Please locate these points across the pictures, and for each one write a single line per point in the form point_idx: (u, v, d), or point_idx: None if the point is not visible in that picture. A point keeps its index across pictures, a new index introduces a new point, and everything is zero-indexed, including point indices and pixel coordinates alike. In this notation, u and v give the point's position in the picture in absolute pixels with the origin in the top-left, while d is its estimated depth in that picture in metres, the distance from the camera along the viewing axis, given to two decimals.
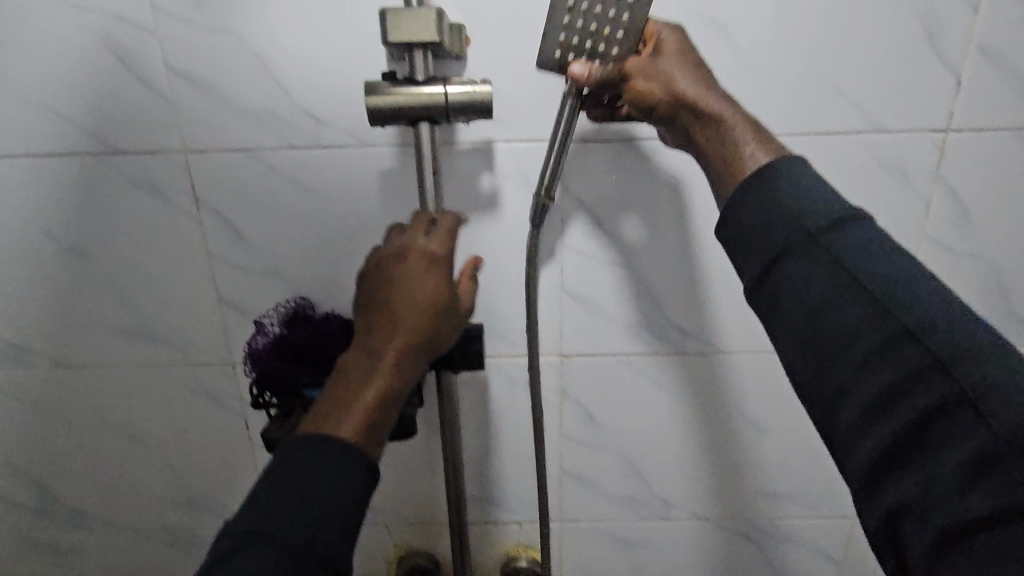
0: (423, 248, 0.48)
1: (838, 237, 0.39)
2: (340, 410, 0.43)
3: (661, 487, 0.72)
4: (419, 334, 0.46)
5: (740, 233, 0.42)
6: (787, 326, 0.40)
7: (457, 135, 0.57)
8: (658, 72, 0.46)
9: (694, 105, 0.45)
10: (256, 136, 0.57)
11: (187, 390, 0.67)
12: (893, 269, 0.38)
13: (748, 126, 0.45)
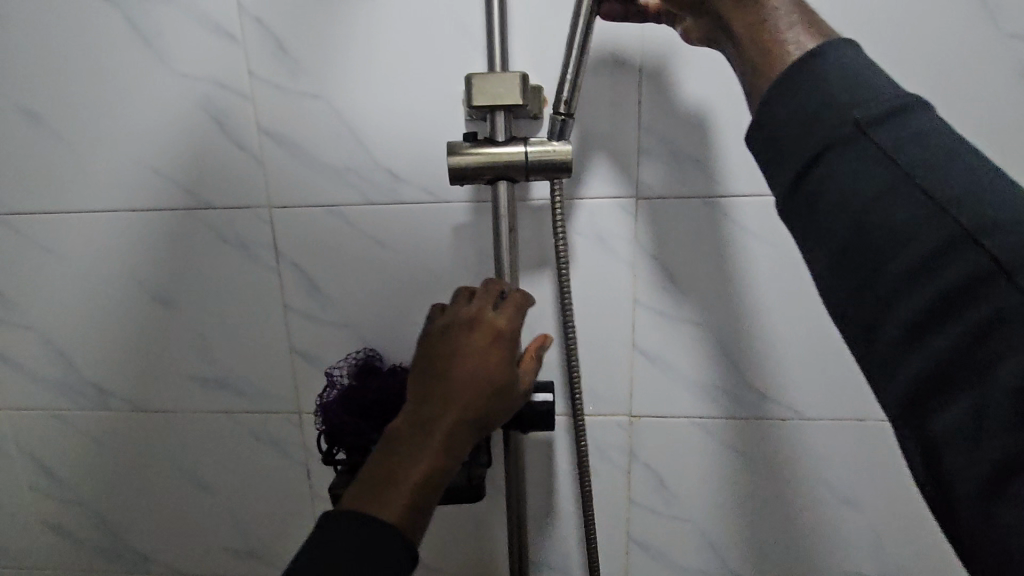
0: (491, 321, 0.46)
1: (894, 126, 0.31)
2: (385, 487, 0.42)
3: (736, 562, 0.66)
4: (474, 415, 0.44)
5: (774, 140, 0.34)
6: (826, 238, 0.32)
7: (532, 192, 0.58)
8: None
9: None
10: (337, 192, 0.59)
11: (254, 437, 0.67)
12: (962, 167, 0.30)
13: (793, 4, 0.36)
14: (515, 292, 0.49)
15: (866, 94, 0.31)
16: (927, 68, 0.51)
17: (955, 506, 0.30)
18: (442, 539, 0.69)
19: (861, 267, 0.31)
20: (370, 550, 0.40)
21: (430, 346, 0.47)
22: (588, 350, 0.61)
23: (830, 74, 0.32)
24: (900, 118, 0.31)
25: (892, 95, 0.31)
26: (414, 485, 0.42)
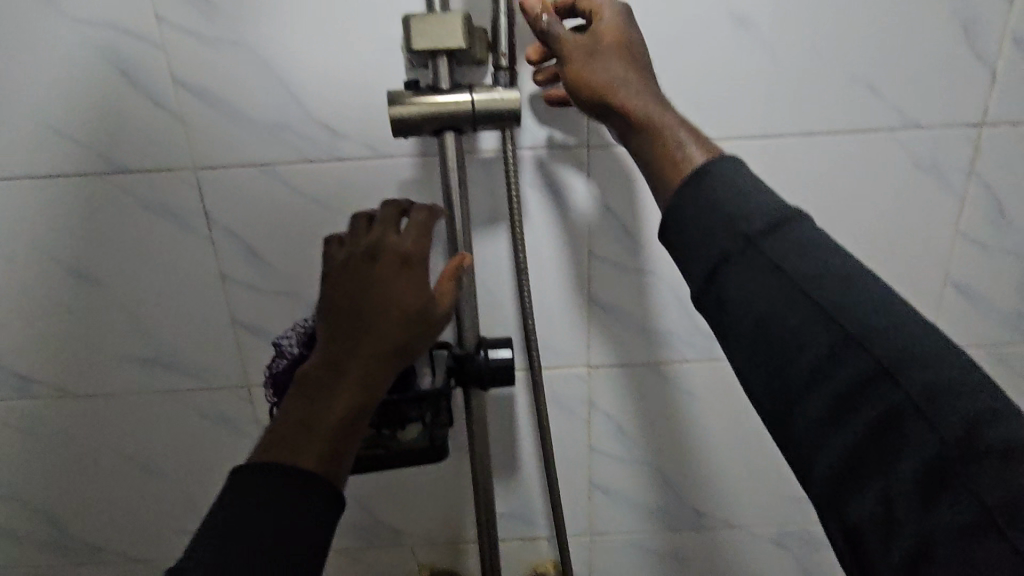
0: (399, 247, 0.44)
1: (778, 240, 0.35)
2: (302, 433, 0.41)
3: (692, 497, 0.69)
4: (389, 348, 0.42)
5: (677, 247, 0.38)
6: (740, 336, 0.35)
7: (480, 144, 0.55)
8: (597, 65, 0.43)
9: (625, 109, 0.42)
10: (269, 150, 0.55)
11: (201, 415, 0.64)
12: (844, 274, 0.34)
13: (684, 130, 0.41)
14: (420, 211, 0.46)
15: (752, 207, 0.35)
16: (866, 6, 0.51)
17: None
18: (409, 499, 0.69)
19: (772, 370, 0.34)
20: (296, 492, 0.39)
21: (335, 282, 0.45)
22: (545, 304, 0.61)
23: (718, 194, 0.36)
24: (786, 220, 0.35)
25: (779, 209, 0.35)
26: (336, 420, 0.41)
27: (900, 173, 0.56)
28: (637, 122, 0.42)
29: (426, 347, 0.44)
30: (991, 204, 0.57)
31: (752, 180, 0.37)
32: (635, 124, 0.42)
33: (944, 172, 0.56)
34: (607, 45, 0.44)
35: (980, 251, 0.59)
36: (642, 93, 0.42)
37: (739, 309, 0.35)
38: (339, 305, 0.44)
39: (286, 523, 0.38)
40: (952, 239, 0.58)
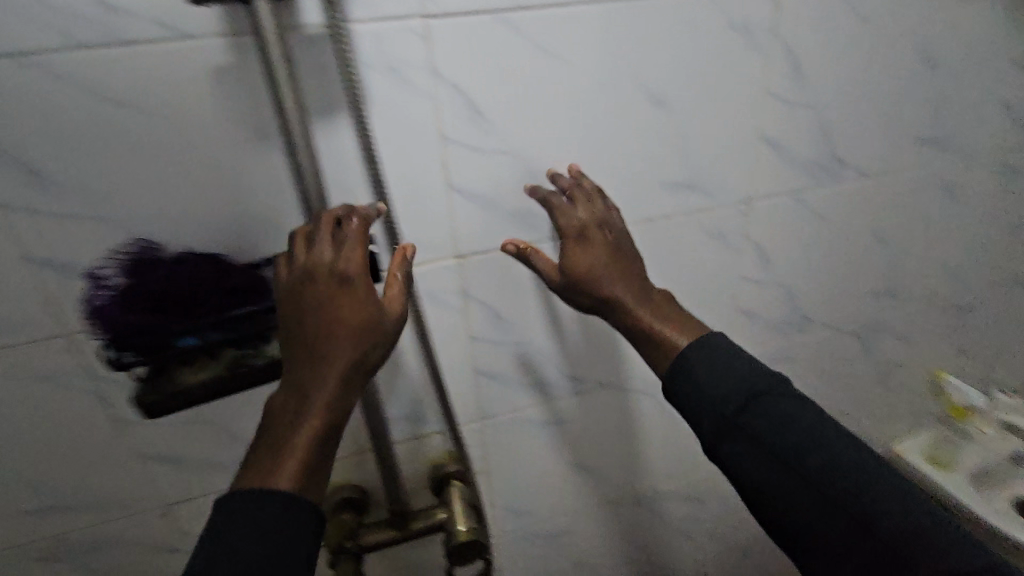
0: (343, 262, 0.47)
1: (750, 416, 0.54)
2: (275, 459, 0.42)
3: (569, 366, 0.75)
4: (347, 363, 0.45)
5: (688, 398, 0.56)
6: (772, 523, 0.54)
7: (304, 18, 0.49)
8: (588, 273, 0.59)
9: (621, 306, 0.59)
10: (25, 34, 0.43)
11: (14, 378, 0.54)
12: (801, 427, 0.53)
13: (655, 317, 0.59)
14: (350, 221, 0.49)
15: (724, 398, 0.54)
16: None
17: None
18: None
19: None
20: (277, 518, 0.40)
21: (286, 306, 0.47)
22: (408, 197, 0.58)
23: (699, 365, 0.56)
24: (784, 471, 0.52)
25: (751, 384, 0.55)
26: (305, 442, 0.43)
27: (717, 35, 0.61)
28: (624, 304, 0.59)
29: (385, 353, 0.48)
30: (790, 62, 0.65)
31: (726, 355, 0.56)
32: (624, 305, 0.59)
33: (753, 33, 0.62)
34: (585, 249, 0.59)
35: (785, 107, 0.67)
36: (637, 303, 0.59)
37: (740, 473, 0.54)
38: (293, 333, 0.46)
39: (281, 553, 0.39)
40: (764, 98, 0.65)
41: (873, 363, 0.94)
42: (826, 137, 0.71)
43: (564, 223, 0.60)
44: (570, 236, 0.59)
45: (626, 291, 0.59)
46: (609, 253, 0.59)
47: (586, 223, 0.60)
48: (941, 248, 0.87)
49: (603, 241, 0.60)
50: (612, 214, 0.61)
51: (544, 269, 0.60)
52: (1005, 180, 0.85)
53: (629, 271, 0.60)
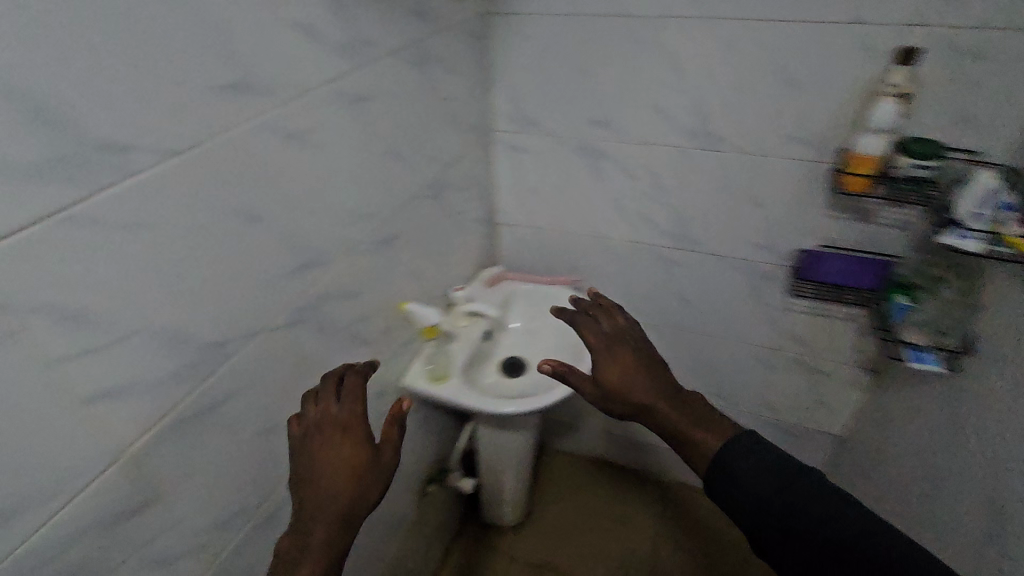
0: (341, 414, 0.77)
1: (786, 501, 0.73)
2: (295, 562, 0.67)
3: None
4: (344, 505, 0.71)
5: (729, 476, 0.78)
6: None
7: None
8: (627, 391, 0.91)
9: (684, 434, 0.85)
10: None
11: None
12: (835, 509, 0.70)
13: (710, 437, 0.83)
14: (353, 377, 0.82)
15: (771, 483, 0.75)
16: None
17: None
18: None
19: None
20: None
21: (299, 454, 0.75)
22: None
23: (751, 451, 0.79)
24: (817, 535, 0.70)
25: (789, 476, 0.75)
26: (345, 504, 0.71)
27: None
28: (691, 440, 0.84)
29: (380, 490, 0.75)
30: None
31: (780, 458, 0.77)
32: (687, 422, 0.86)
33: None
34: (604, 359, 0.95)
35: None
36: (690, 427, 0.85)
37: (778, 554, 0.73)
38: (300, 458, 0.74)
39: None
40: None
41: (322, 334, 0.85)
42: (44, 118, 0.45)
43: (592, 336, 0.99)
44: (594, 327, 1.00)
45: (642, 398, 0.90)
46: (628, 368, 0.93)
47: (603, 338, 0.98)
48: (330, 196, 0.79)
49: (610, 359, 0.95)
50: (619, 321, 1.01)
51: (587, 387, 0.94)
52: (354, 109, 0.81)
53: (656, 385, 0.91)
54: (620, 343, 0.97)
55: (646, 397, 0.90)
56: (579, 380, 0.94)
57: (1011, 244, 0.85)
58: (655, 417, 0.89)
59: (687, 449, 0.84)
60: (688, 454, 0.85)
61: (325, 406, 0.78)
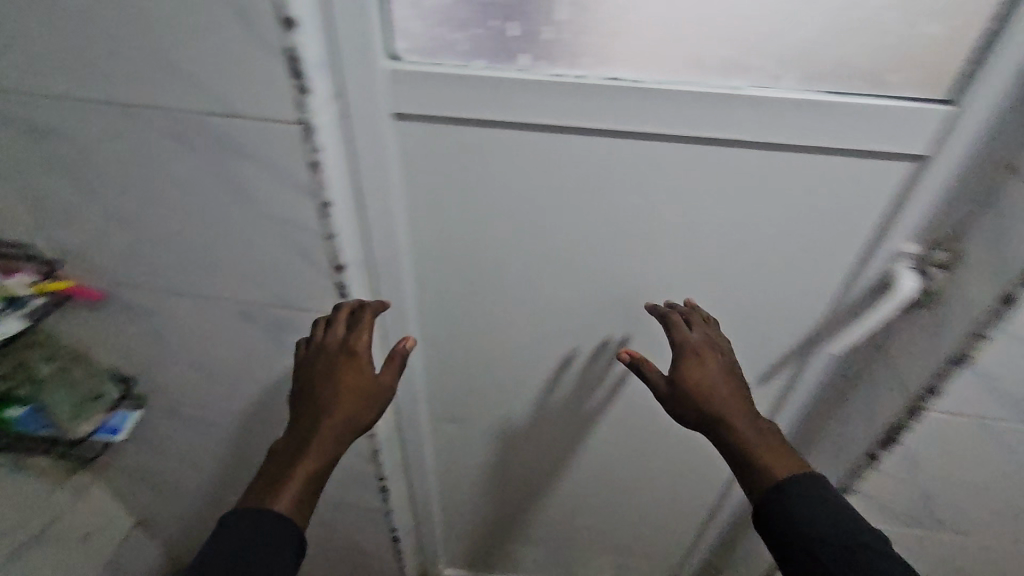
0: (359, 322, 0.68)
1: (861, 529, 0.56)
2: (293, 491, 0.61)
3: None
4: (349, 418, 0.65)
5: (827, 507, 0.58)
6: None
7: None
8: (709, 391, 0.65)
9: (748, 449, 0.62)
10: None
11: None
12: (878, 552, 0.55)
13: (793, 461, 0.62)
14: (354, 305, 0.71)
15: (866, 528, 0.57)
16: None
17: None
18: None
19: None
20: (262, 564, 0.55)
21: (303, 364, 0.68)
22: None
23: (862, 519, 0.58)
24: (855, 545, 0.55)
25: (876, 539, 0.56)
26: (317, 469, 0.63)
27: None
28: (751, 455, 0.62)
29: (375, 416, 0.68)
30: None
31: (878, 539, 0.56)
32: (761, 440, 0.63)
33: None
34: (699, 368, 0.66)
35: None
36: (768, 442, 0.63)
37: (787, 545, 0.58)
38: (307, 381, 0.67)
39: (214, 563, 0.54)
40: None
41: None
42: None
43: (681, 342, 0.68)
44: (687, 330, 0.68)
45: (750, 428, 0.63)
46: (720, 372, 0.66)
47: (715, 338, 0.69)
48: None
49: (718, 369, 0.66)
50: (714, 333, 0.70)
51: (654, 374, 0.69)
52: None
53: (744, 397, 0.66)
54: (736, 365, 0.68)
55: (730, 407, 0.64)
56: (651, 367, 0.70)
57: (34, 294, 0.72)
58: (750, 463, 0.62)
59: (746, 475, 0.62)
60: (741, 481, 0.63)
61: (357, 308, 0.70)
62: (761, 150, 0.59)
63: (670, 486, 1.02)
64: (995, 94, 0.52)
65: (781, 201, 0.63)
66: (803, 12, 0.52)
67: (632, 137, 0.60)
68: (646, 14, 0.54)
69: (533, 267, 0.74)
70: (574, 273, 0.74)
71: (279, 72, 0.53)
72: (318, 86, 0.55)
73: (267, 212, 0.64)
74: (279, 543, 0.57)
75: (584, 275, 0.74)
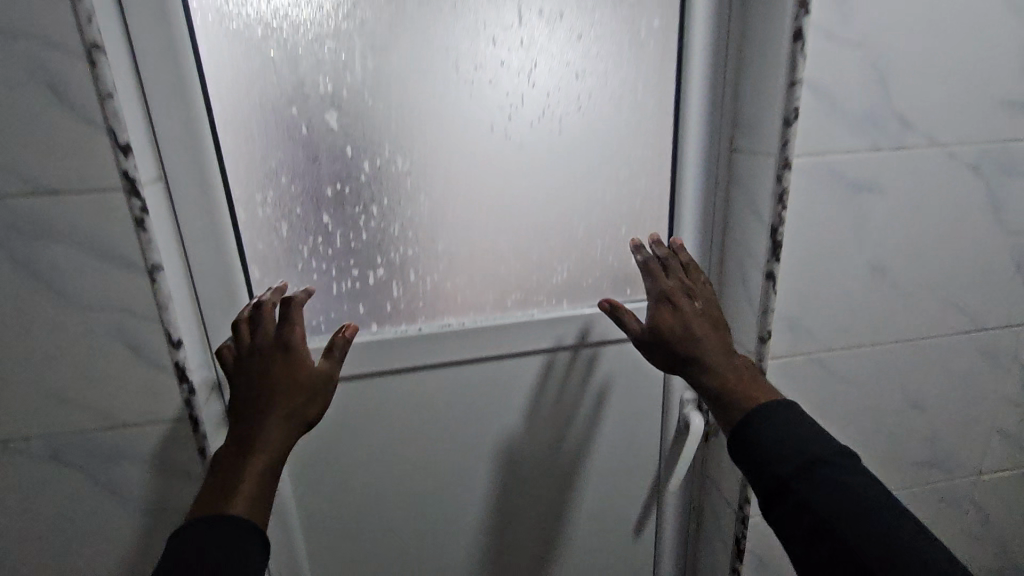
0: (289, 311, 0.62)
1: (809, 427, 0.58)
2: (246, 491, 0.53)
3: None
4: (295, 408, 0.59)
5: (772, 410, 0.59)
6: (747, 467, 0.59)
7: None
8: (680, 332, 0.67)
9: (720, 387, 0.64)
10: None
11: None
12: (830, 446, 0.56)
13: (760, 390, 0.63)
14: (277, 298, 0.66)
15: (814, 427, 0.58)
16: None
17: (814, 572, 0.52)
18: None
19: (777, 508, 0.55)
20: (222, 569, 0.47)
21: (234, 370, 0.62)
22: None
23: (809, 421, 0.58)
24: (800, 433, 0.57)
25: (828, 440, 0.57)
26: (267, 466, 0.55)
27: None
28: (722, 392, 0.64)
29: (320, 401, 0.61)
30: None
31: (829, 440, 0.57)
32: (728, 375, 0.64)
33: None
34: (676, 314, 0.68)
35: None
36: (738, 376, 0.64)
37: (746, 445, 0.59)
38: (239, 384, 0.60)
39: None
40: None
41: None
42: None
43: (656, 291, 0.70)
44: (664, 278, 0.70)
45: (722, 365, 0.65)
46: (695, 315, 0.68)
47: (691, 280, 0.71)
48: None
49: (692, 311, 0.69)
50: (685, 277, 0.72)
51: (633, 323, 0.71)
52: None
53: (719, 337, 0.68)
54: (713, 302, 0.70)
55: (703, 347, 0.66)
56: (627, 315, 0.72)
57: None
58: (722, 397, 0.64)
59: (723, 409, 0.64)
60: (718, 413, 0.64)
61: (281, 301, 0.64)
62: (561, 350, 0.81)
63: None
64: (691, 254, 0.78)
65: (588, 380, 0.84)
66: (561, 225, 0.77)
67: (466, 334, 0.76)
68: (457, 283, 0.76)
69: (415, 448, 0.82)
70: (452, 442, 0.83)
71: (161, 371, 0.61)
72: (194, 371, 0.63)
73: (144, 495, 0.65)
74: (236, 548, 0.49)
75: (462, 443, 0.83)
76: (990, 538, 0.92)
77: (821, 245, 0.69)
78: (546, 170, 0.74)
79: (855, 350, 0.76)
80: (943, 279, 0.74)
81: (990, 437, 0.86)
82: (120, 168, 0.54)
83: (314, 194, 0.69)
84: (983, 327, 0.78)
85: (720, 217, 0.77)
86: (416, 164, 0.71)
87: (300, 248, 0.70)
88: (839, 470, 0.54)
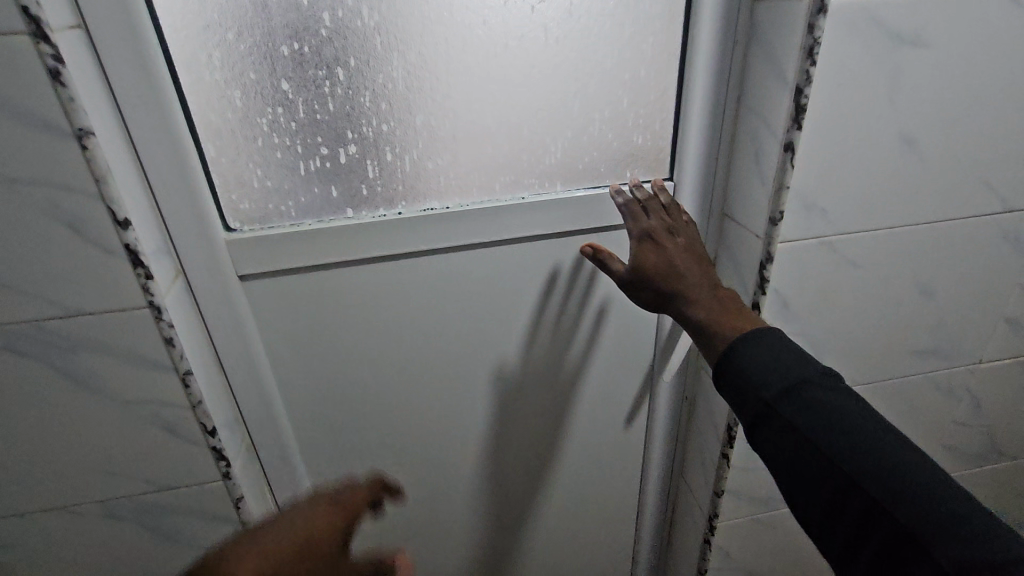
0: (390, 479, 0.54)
1: (794, 349, 0.53)
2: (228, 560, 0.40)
3: None
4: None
5: (756, 333, 0.55)
6: (731, 394, 0.55)
7: None
8: (659, 269, 0.63)
9: (703, 319, 0.59)
10: None
11: None
12: (814, 370, 0.52)
13: (744, 320, 0.58)
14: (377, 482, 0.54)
15: (798, 350, 0.53)
16: None
17: (798, 498, 0.50)
18: None
19: (761, 434, 0.52)
20: None
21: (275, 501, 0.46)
22: None
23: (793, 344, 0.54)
24: (785, 353, 0.53)
25: (812, 362, 0.53)
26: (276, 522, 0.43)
27: None
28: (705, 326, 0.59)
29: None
30: None
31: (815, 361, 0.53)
32: (710, 309, 0.59)
33: None
34: (656, 251, 0.64)
35: None
36: (720, 309, 0.59)
37: (732, 368, 0.54)
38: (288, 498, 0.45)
39: None
40: None
41: None
42: None
43: (634, 231, 0.66)
44: (644, 216, 0.66)
45: (704, 295, 0.60)
46: (676, 251, 0.63)
47: (673, 218, 0.66)
48: None
49: (674, 247, 0.64)
50: (669, 214, 0.67)
51: (616, 268, 0.67)
52: None
53: (703, 272, 0.63)
54: (697, 240, 0.65)
55: (684, 282, 0.61)
56: (611, 263, 0.67)
57: None
58: (704, 329, 0.59)
59: (706, 345, 0.59)
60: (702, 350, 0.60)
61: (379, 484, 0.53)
62: (555, 238, 0.75)
63: (601, 516, 1.04)
64: (701, 130, 0.70)
65: (584, 272, 0.78)
66: (555, 94, 0.68)
67: (452, 219, 0.70)
68: (439, 164, 0.69)
69: (403, 343, 0.78)
70: (441, 337, 0.78)
71: (113, 255, 0.55)
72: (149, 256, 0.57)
73: (117, 389, 0.62)
74: None
75: (451, 339, 0.79)
76: (981, 424, 0.93)
77: (848, 113, 0.62)
78: (537, 26, 0.64)
79: (872, 234, 0.70)
80: (976, 153, 0.67)
81: (997, 325, 0.83)
82: (18, 3, 0.44)
83: (269, 54, 0.59)
84: (1010, 209, 0.73)
85: (734, 86, 0.68)
86: (385, 16, 0.60)
87: (258, 121, 0.62)
88: (822, 387, 0.50)
